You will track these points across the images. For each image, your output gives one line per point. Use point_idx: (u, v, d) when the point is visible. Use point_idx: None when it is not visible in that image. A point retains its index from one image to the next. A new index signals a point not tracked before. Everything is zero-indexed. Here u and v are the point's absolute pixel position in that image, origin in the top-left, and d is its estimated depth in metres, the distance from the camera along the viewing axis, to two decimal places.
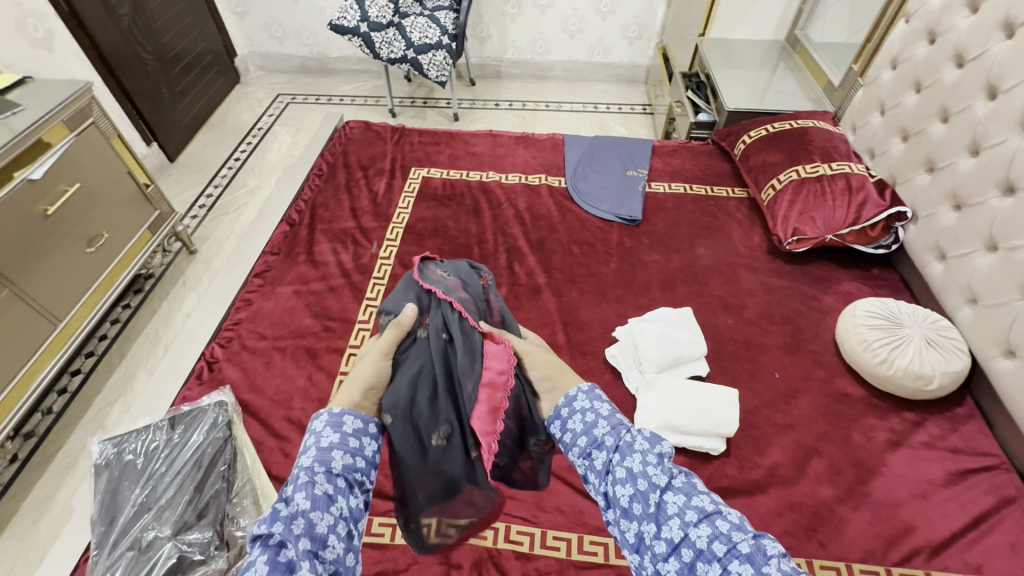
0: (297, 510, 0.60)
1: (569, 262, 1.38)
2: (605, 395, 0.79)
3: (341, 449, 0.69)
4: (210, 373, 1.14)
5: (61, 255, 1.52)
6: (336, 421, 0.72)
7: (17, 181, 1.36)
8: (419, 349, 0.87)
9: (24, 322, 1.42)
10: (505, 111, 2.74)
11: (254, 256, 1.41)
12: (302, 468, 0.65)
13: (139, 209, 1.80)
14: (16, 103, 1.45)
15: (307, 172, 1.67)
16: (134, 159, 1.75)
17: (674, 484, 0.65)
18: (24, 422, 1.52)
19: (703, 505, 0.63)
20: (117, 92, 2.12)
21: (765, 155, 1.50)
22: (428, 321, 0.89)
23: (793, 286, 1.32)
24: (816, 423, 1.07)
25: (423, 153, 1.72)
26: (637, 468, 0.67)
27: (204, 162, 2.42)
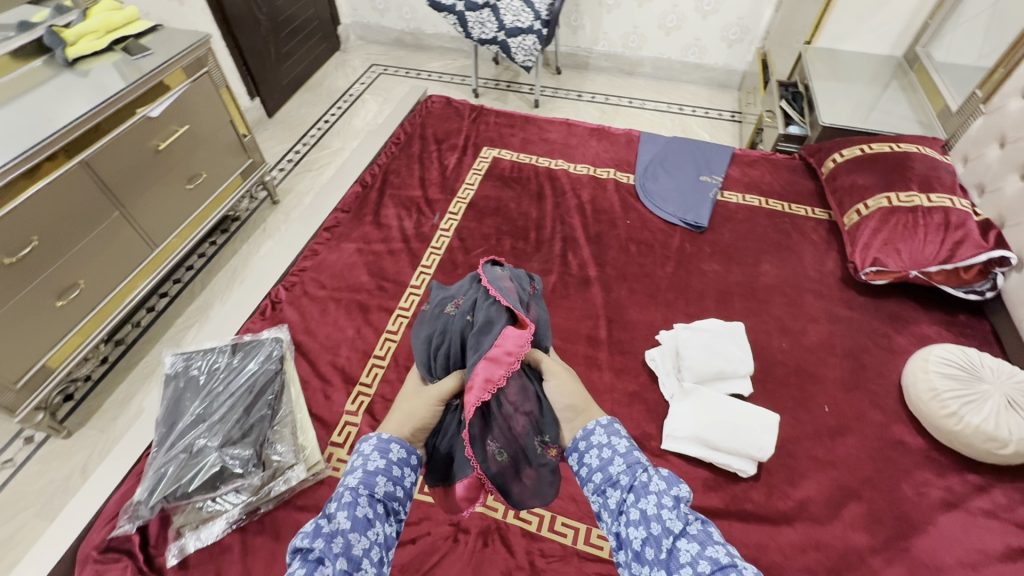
0: (338, 528, 0.62)
1: (624, 260, 1.36)
2: (625, 430, 0.76)
3: (384, 475, 0.71)
4: (272, 311, 1.24)
5: (165, 188, 1.69)
6: (380, 446, 0.74)
7: (138, 116, 1.52)
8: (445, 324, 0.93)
9: (127, 242, 1.60)
10: (586, 103, 2.71)
11: (326, 211, 1.50)
12: (348, 487, 0.68)
13: (235, 157, 1.96)
14: (147, 47, 1.62)
15: (386, 140, 1.74)
16: (237, 110, 1.91)
17: (689, 531, 0.61)
18: (116, 330, 1.72)
19: (716, 557, 0.57)
20: (231, 48, 2.31)
21: (855, 177, 1.40)
22: (458, 302, 0.96)
23: (862, 319, 1.23)
24: (863, 466, 1.00)
25: (497, 134, 1.75)
26: (651, 511, 0.63)
27: (296, 122, 2.58)
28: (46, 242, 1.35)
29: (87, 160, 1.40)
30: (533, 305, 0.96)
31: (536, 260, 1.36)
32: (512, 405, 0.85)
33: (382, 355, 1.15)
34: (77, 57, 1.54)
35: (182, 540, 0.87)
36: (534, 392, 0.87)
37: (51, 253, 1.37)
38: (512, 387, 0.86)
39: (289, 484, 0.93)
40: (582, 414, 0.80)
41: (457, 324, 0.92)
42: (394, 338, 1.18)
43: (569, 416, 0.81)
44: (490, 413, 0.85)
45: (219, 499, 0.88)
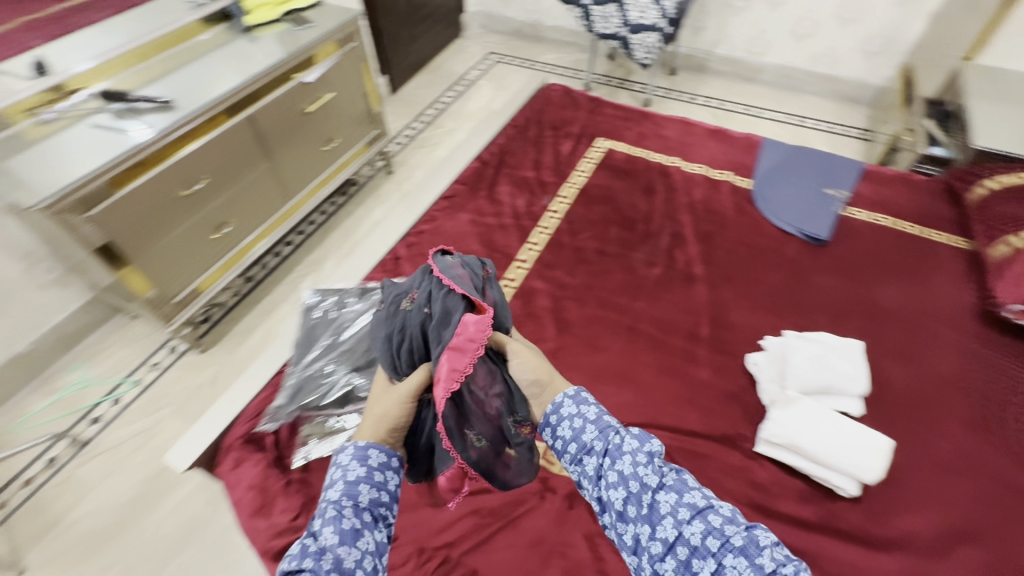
0: (327, 544, 0.69)
1: (732, 263, 1.33)
2: (590, 397, 0.87)
3: (365, 484, 0.79)
4: (393, 265, 1.36)
5: (306, 147, 1.88)
6: (357, 456, 0.81)
7: (295, 81, 1.71)
8: (404, 318, 0.98)
9: (270, 191, 1.80)
10: (700, 106, 2.65)
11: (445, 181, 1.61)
12: (332, 502, 0.75)
13: (364, 127, 2.13)
14: (310, 20, 1.81)
15: (505, 122, 1.82)
16: (372, 84, 2.07)
17: (664, 483, 0.74)
18: (249, 268, 1.95)
19: (693, 502, 0.71)
20: (370, 27, 2.51)
21: (1010, 207, 1.27)
22: (413, 296, 1.01)
23: (998, 359, 1.13)
24: (982, 511, 0.92)
25: (613, 127, 1.77)
26: (629, 473, 0.75)
27: (414, 101, 2.75)
28: (214, 183, 1.57)
29: (253, 116, 1.60)
30: (486, 289, 1.03)
31: (641, 251, 1.37)
32: (482, 390, 0.92)
33: None
34: (254, 24, 1.76)
35: (307, 448, 1.00)
36: (499, 374, 0.94)
37: (215, 192, 1.58)
38: (479, 375, 0.91)
39: None
40: (547, 387, 0.90)
41: (416, 318, 0.97)
42: None
43: (535, 391, 0.91)
44: (463, 404, 0.89)
45: (342, 418, 1.01)
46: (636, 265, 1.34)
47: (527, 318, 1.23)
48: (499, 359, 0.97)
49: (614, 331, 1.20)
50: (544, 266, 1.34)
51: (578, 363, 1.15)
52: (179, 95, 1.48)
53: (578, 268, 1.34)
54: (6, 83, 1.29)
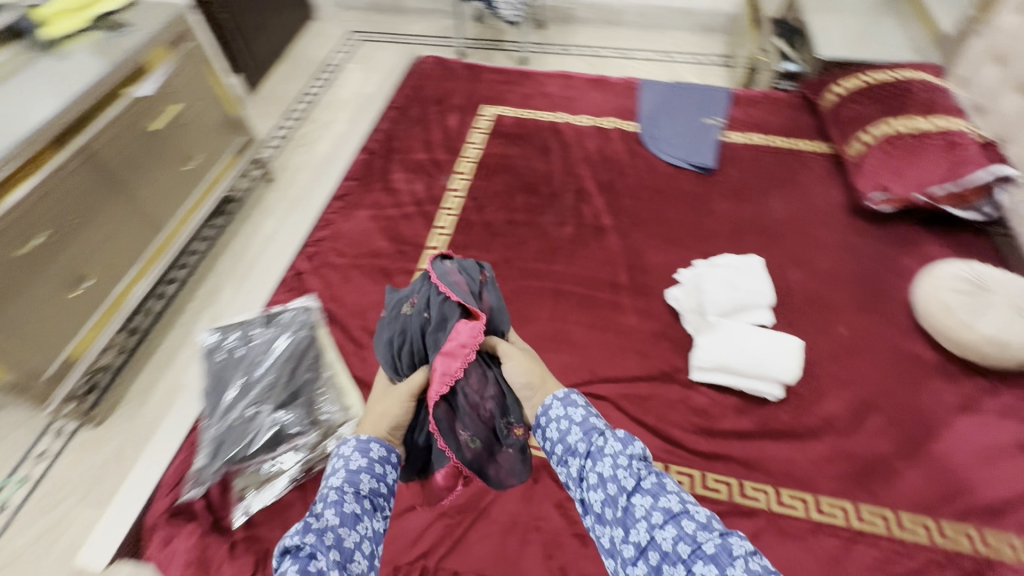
0: (327, 525, 0.64)
1: (636, 207, 1.37)
2: (582, 398, 0.81)
3: (367, 473, 0.74)
4: (296, 281, 1.25)
5: (162, 171, 1.65)
6: (361, 445, 0.76)
7: (127, 99, 1.47)
8: (403, 323, 0.92)
9: (131, 229, 1.57)
10: (575, 56, 2.67)
11: (333, 181, 1.50)
12: (334, 486, 0.69)
13: (227, 136, 1.92)
14: (127, 24, 1.55)
15: (384, 104, 1.71)
16: (224, 87, 1.84)
17: (642, 485, 0.67)
18: (130, 319, 1.71)
19: (669, 506, 0.64)
20: (208, 21, 2.22)
21: (857, 107, 1.41)
22: (413, 300, 0.94)
23: (871, 246, 1.27)
24: (881, 381, 1.05)
25: (496, 92, 1.72)
26: (607, 473, 0.69)
27: (278, 97, 2.50)
28: (59, 232, 1.34)
29: (88, 146, 1.37)
30: (485, 291, 0.93)
31: (550, 213, 1.37)
32: (476, 392, 0.88)
33: None
34: (56, 38, 1.48)
35: (246, 501, 0.90)
36: (493, 377, 0.89)
37: (60, 246, 1.35)
38: (472, 376, 0.87)
39: None
40: (540, 389, 0.83)
41: (414, 322, 0.91)
42: None
43: (529, 394, 0.84)
44: (456, 404, 0.86)
45: (278, 460, 0.93)
46: (548, 228, 1.34)
47: None
48: (497, 363, 0.91)
49: (541, 298, 1.20)
50: (458, 249, 1.30)
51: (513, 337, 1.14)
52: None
53: (492, 243, 1.31)
54: None
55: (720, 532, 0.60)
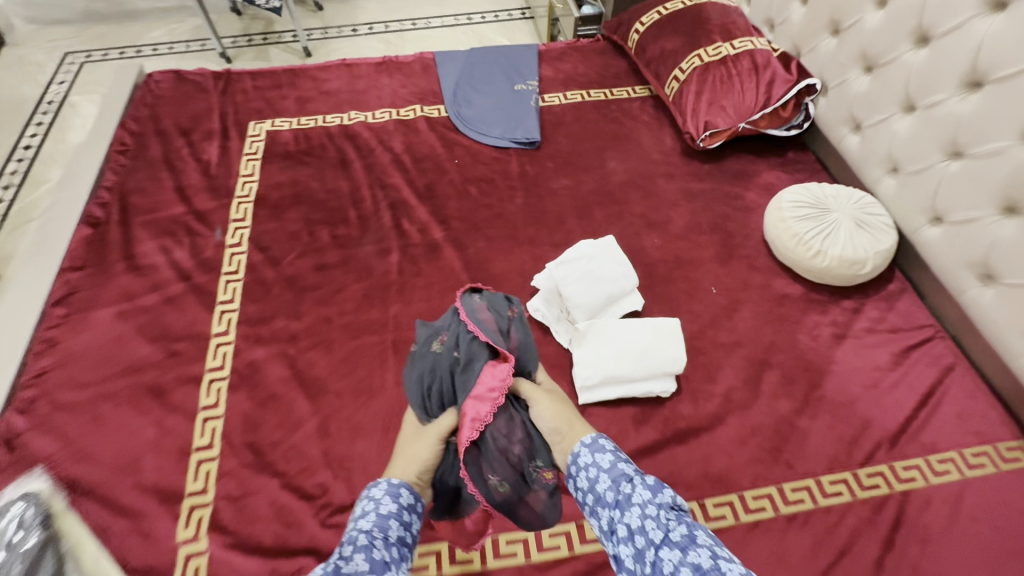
0: (356, 571, 0.58)
1: (468, 207, 1.15)
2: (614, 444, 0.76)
3: (396, 520, 0.68)
4: (10, 452, 0.83)
5: None
6: (392, 487, 0.72)
7: None
8: (430, 364, 0.84)
9: None
10: (366, 36, 2.32)
11: (49, 270, 1.03)
12: (364, 532, 0.64)
13: None
14: None
15: (106, 149, 1.25)
16: None
17: (670, 538, 0.61)
18: None
19: (699, 562, 0.58)
20: None
21: (663, 43, 1.32)
22: (443, 337, 0.86)
23: (714, 187, 1.20)
24: (762, 333, 0.98)
25: (263, 101, 1.36)
26: (636, 524, 0.64)
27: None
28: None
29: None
30: (514, 326, 0.87)
31: (367, 243, 1.09)
32: (504, 435, 0.79)
33: (207, 443, 0.85)
34: None
35: None
36: (521, 420, 0.81)
37: None
38: (500, 421, 0.80)
39: None
40: (569, 434, 0.78)
41: (443, 362, 0.84)
42: (217, 415, 0.87)
43: (557, 439, 0.78)
44: (484, 443, 0.78)
45: None
46: (369, 263, 1.06)
47: (263, 409, 0.88)
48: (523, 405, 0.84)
49: (380, 358, 0.94)
50: (256, 325, 0.98)
51: (356, 423, 0.87)
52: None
53: (301, 303, 1.00)
54: None
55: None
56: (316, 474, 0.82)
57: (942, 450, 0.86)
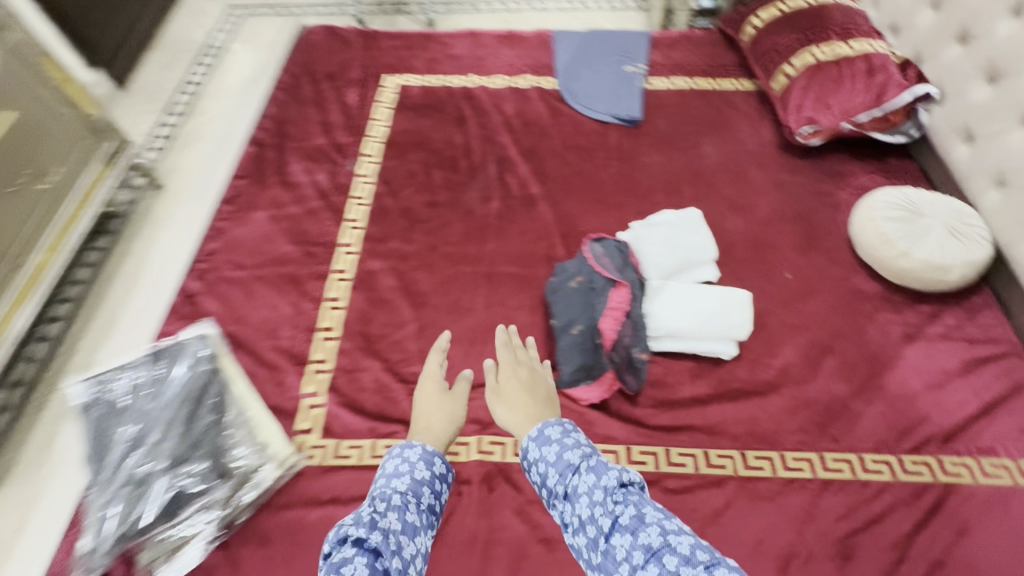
0: (390, 527, 0.64)
1: (565, 170, 1.27)
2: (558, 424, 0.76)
3: (428, 486, 0.74)
4: (187, 306, 1.06)
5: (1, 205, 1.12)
6: (426, 454, 0.77)
7: None
8: (565, 291, 1.01)
9: None
10: (485, 13, 2.30)
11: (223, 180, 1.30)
12: (398, 492, 0.70)
13: (92, 139, 1.27)
14: None
15: (270, 87, 1.50)
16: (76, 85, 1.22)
17: (620, 522, 0.60)
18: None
19: (649, 541, 0.57)
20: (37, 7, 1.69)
21: (777, 38, 1.34)
22: (578, 273, 1.03)
23: (806, 182, 1.23)
24: (830, 320, 1.02)
25: (396, 59, 1.54)
26: (586, 514, 0.63)
27: (141, 80, 1.98)
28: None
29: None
30: (628, 268, 1.01)
31: (473, 189, 1.24)
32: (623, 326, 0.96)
33: (330, 326, 1.04)
34: None
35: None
36: (634, 318, 0.97)
37: None
38: (627, 326, 0.96)
39: (260, 487, 0.85)
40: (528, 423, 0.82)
41: (577, 289, 1.01)
42: (340, 305, 1.07)
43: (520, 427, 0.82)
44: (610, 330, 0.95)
45: (181, 525, 0.81)
46: (472, 206, 1.21)
47: (375, 308, 1.06)
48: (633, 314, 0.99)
49: (473, 283, 1.09)
50: (376, 242, 1.16)
51: (449, 332, 1.03)
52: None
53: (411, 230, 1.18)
54: None
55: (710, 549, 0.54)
56: (413, 365, 0.99)
57: (996, 455, 0.87)
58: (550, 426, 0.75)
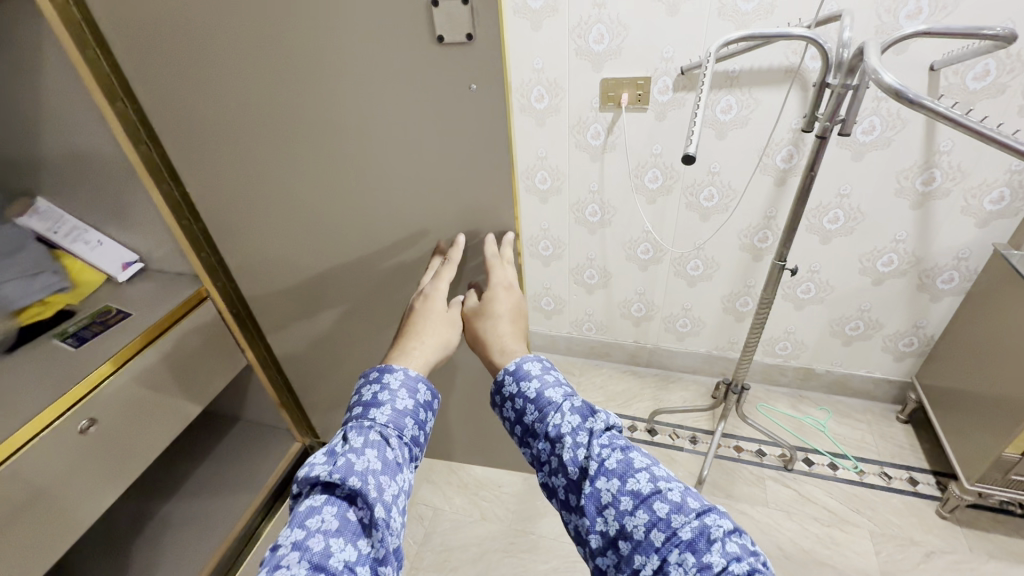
0: (366, 467, 0.52)
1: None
2: (542, 360, 0.63)
3: (412, 418, 0.60)
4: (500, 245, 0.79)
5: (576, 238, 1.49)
6: (408, 381, 0.62)
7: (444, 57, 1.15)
8: (831, 468, 1.35)
9: None
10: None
11: None
12: (378, 423, 0.57)
13: (852, 257, 1.26)
14: (530, 90, 1.25)
15: (626, 179, 1.33)
16: (894, 215, 1.17)
17: (606, 466, 0.50)
18: (861, 476, 1.31)
19: (637, 488, 0.48)
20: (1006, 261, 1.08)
21: None
22: (839, 464, 1.35)
23: None
24: None
25: (675, 163, 1.25)
26: (568, 457, 0.53)
27: (778, 429, 1.45)
28: None
29: None
30: (855, 463, 1.35)
31: None
32: (845, 482, 1.30)
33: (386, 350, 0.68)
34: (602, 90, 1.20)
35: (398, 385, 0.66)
36: (857, 481, 1.30)
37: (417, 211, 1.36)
38: (852, 504, 1.25)
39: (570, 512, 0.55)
40: None
41: (831, 467, 1.35)
42: None
43: None
44: None
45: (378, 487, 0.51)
46: None
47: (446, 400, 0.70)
48: (871, 487, 1.29)
49: None
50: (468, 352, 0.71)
51: None
52: (609, 269, 1.53)
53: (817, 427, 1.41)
54: (620, 177, 1.33)
55: (648, 466, 0.49)
56: None
57: None
58: (411, 375, 0.62)
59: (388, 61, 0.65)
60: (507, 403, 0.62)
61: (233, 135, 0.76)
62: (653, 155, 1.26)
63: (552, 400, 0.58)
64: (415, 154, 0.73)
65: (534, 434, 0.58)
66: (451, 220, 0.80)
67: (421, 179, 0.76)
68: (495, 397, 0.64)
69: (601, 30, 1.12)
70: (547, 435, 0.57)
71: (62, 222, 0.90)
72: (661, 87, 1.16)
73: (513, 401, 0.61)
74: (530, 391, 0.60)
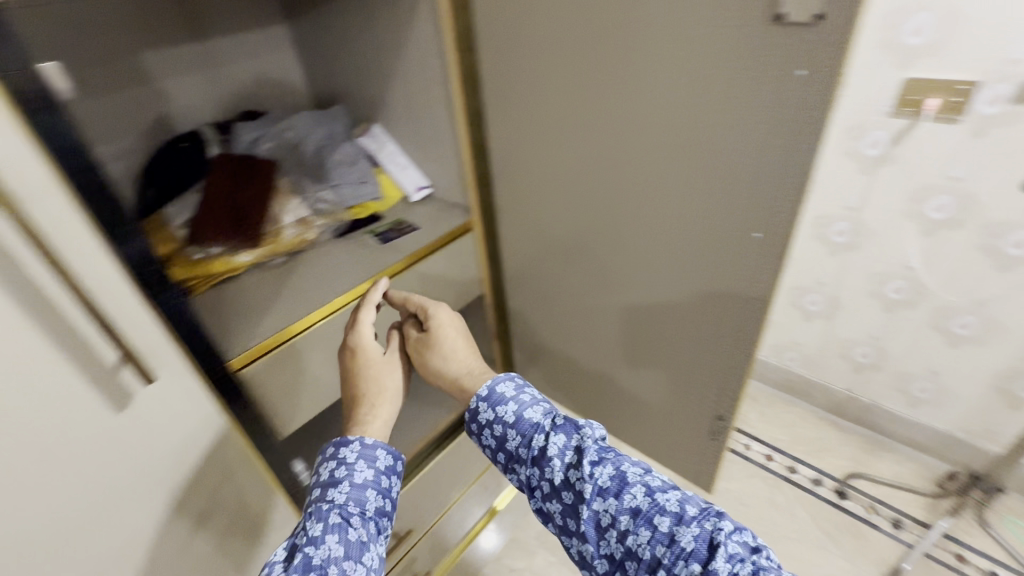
0: (329, 556, 0.49)
1: None
2: (512, 380, 0.63)
3: (373, 487, 0.56)
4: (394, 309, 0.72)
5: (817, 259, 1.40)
6: (363, 448, 0.58)
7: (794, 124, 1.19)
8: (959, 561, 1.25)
9: None
10: None
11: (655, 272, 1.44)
12: (334, 504, 0.53)
13: None
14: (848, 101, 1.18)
15: (859, 198, 1.25)
16: None
17: (598, 484, 0.51)
18: None
19: (635, 504, 0.49)
20: None
21: None
22: (965, 557, 1.25)
23: None
24: None
25: (910, 173, 1.15)
26: (558, 482, 0.54)
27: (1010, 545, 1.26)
28: None
29: None
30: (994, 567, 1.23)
31: None
32: None
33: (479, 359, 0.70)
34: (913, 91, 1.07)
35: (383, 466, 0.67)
36: None
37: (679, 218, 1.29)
38: None
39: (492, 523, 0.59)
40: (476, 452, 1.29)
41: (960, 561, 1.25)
42: None
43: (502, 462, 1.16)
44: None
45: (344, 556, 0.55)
46: None
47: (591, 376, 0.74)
48: None
49: None
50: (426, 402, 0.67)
51: None
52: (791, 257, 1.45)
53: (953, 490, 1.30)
54: (853, 190, 1.25)
55: (642, 480, 0.50)
56: None
57: None
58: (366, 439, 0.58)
59: (553, 63, 0.60)
60: (484, 431, 0.61)
61: (423, 115, 0.81)
62: (945, 178, 1.11)
63: (537, 423, 0.58)
64: (560, 156, 0.66)
65: (518, 461, 0.58)
66: (590, 239, 0.70)
67: (566, 184, 0.68)
68: (470, 427, 0.63)
69: (923, 21, 1.01)
70: (535, 460, 0.57)
71: (385, 146, 0.88)
72: (989, 96, 1.00)
73: (493, 429, 0.61)
74: (506, 416, 0.60)
